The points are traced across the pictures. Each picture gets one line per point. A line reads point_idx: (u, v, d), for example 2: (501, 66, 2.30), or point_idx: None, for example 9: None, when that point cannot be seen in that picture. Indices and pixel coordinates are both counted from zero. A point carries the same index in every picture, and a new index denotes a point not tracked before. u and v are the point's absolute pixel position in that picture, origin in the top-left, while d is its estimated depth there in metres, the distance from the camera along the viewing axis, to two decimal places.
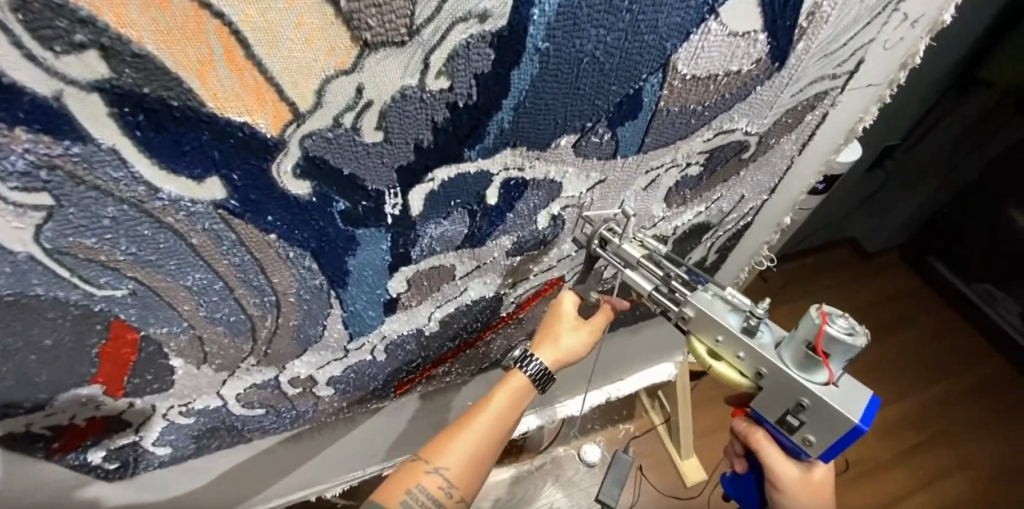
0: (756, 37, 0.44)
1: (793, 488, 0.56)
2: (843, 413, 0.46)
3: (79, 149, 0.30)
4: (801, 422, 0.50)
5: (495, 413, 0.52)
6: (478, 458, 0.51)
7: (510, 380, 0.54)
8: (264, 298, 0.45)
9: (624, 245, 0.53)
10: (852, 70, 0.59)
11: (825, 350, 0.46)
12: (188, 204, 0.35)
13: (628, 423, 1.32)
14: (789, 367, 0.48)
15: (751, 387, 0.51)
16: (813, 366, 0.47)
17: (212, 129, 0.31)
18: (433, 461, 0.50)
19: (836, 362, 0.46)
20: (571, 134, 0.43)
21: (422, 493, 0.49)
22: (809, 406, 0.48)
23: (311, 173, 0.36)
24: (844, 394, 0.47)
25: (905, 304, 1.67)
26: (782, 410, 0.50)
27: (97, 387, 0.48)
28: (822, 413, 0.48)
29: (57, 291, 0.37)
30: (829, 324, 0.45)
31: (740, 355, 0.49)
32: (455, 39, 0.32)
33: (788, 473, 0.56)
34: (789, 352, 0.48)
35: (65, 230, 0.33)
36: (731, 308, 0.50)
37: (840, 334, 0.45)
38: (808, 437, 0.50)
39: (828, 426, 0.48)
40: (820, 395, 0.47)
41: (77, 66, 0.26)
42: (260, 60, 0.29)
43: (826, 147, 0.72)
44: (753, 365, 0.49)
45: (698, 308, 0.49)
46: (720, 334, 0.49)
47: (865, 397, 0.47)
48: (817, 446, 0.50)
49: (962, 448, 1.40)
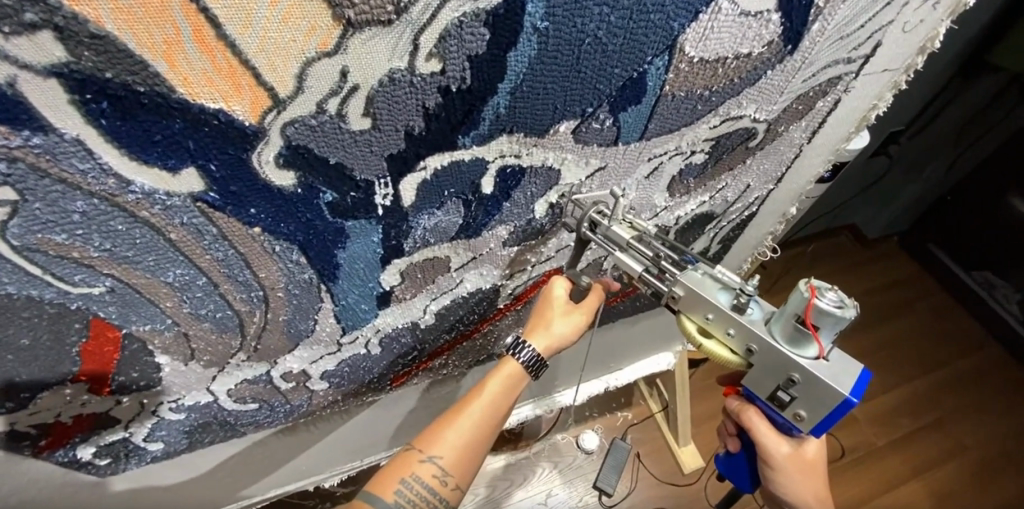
0: (768, 18, 0.42)
1: (781, 461, 0.55)
2: (832, 387, 0.45)
3: (40, 140, 0.27)
4: (792, 398, 0.49)
5: (488, 401, 0.50)
6: (473, 446, 0.50)
7: (502, 368, 0.52)
8: (251, 293, 0.43)
9: (614, 227, 0.50)
10: (868, 54, 0.57)
11: (815, 323, 0.44)
12: (163, 197, 0.33)
13: (626, 410, 1.32)
14: (778, 341, 0.46)
15: (741, 364, 0.50)
16: (803, 340, 0.45)
17: (185, 116, 0.29)
18: (427, 450, 0.48)
19: (825, 335, 0.45)
20: (571, 119, 0.41)
21: (416, 482, 0.48)
22: (800, 381, 0.47)
23: (295, 163, 0.34)
24: (834, 368, 0.45)
25: (903, 290, 1.67)
26: (772, 385, 0.49)
27: (81, 385, 0.46)
28: (813, 387, 0.46)
29: (31, 289, 0.35)
30: (818, 298, 0.43)
31: (729, 332, 0.48)
32: (447, 17, 0.30)
33: (776, 447, 0.55)
34: (779, 328, 0.46)
35: (32, 226, 0.31)
36: (721, 286, 0.48)
37: (829, 307, 0.43)
38: (799, 412, 0.49)
39: (820, 401, 0.47)
40: (811, 369, 0.45)
41: (30, 49, 0.24)
42: (233, 41, 0.27)
43: (838, 135, 0.70)
44: (743, 342, 0.48)
45: (687, 287, 0.48)
46: (710, 313, 0.48)
47: (855, 370, 0.46)
48: (809, 421, 0.49)
49: (958, 434, 1.41)
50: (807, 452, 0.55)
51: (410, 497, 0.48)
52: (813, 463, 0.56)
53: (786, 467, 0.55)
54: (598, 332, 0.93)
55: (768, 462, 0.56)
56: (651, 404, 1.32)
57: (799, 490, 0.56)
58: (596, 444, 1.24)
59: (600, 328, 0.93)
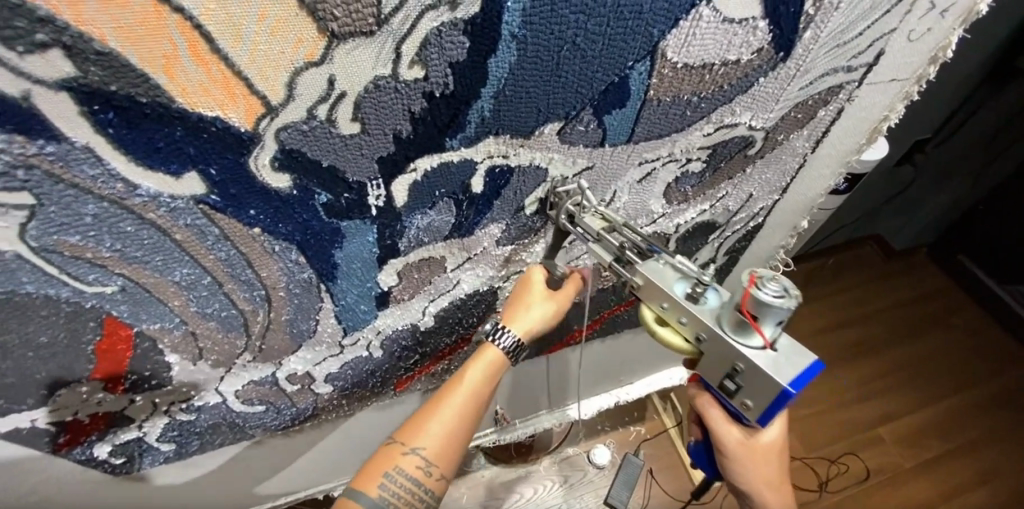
0: (755, 24, 0.42)
1: (732, 448, 0.54)
2: (771, 377, 0.43)
3: (54, 148, 0.30)
4: (738, 386, 0.47)
5: (470, 389, 0.50)
6: (455, 437, 0.49)
7: (482, 355, 0.52)
8: (254, 292, 0.44)
9: (585, 218, 0.50)
10: (872, 63, 0.56)
11: (755, 314, 0.42)
12: (168, 200, 0.35)
13: (639, 424, 1.29)
14: (725, 331, 0.44)
15: (693, 353, 0.48)
16: (745, 331, 0.43)
17: (185, 124, 0.31)
18: (410, 442, 0.48)
19: (770, 326, 0.43)
20: (555, 122, 0.42)
21: (400, 475, 0.48)
22: (744, 370, 0.45)
23: (291, 167, 0.35)
24: (779, 358, 0.44)
25: (933, 305, 1.60)
26: (719, 373, 0.47)
27: (97, 383, 0.49)
28: (757, 377, 0.44)
29: (48, 289, 0.37)
30: (756, 288, 0.42)
31: (682, 320, 0.47)
32: (426, 27, 0.31)
33: (727, 434, 0.54)
34: (726, 317, 0.44)
35: (49, 228, 0.34)
36: (680, 275, 0.47)
37: (769, 298, 0.41)
38: (745, 401, 0.47)
39: (763, 391, 0.45)
40: (752, 358, 0.44)
41: (42, 66, 0.26)
42: (225, 54, 0.29)
43: (848, 146, 0.69)
44: (695, 331, 0.46)
45: (645, 275, 0.46)
46: (664, 301, 0.46)
47: (803, 362, 0.44)
48: (755, 413, 0.47)
49: (994, 459, 1.33)
50: (761, 441, 0.53)
51: (395, 490, 0.48)
52: (768, 451, 0.54)
53: (737, 454, 0.54)
54: (604, 340, 0.91)
55: (721, 449, 0.55)
56: (665, 419, 1.29)
57: (754, 480, 0.55)
58: (608, 459, 1.21)
59: (606, 338, 0.91)
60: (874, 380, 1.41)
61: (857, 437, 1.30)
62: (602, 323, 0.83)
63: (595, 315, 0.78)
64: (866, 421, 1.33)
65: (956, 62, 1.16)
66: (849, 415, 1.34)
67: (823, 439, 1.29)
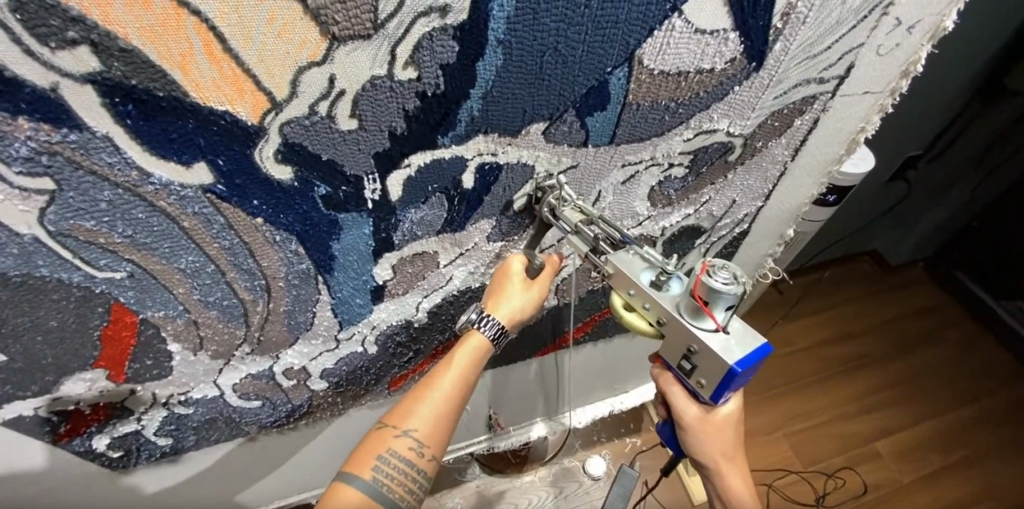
0: (726, 36, 0.45)
1: (691, 422, 0.57)
2: (719, 356, 0.46)
3: (76, 136, 0.33)
4: (694, 366, 0.50)
5: (459, 369, 0.52)
6: (445, 419, 0.51)
7: (468, 340, 0.54)
8: (254, 282, 0.47)
9: (563, 210, 0.52)
10: (843, 75, 0.59)
11: (706, 299, 0.45)
12: (178, 188, 0.37)
13: (635, 435, 1.27)
14: (682, 315, 0.47)
15: (655, 335, 0.52)
16: (699, 314, 0.46)
17: (197, 117, 0.34)
18: (401, 425, 0.50)
19: (721, 311, 0.46)
20: (541, 121, 0.45)
21: (393, 457, 0.49)
22: (697, 352, 0.48)
23: (292, 159, 0.38)
24: (729, 340, 0.46)
25: (929, 319, 1.61)
26: (677, 354, 0.50)
27: (100, 371, 0.50)
28: (708, 358, 0.47)
29: (61, 272, 0.40)
30: (707, 276, 0.44)
31: (647, 306, 0.49)
32: (418, 32, 0.34)
33: (685, 409, 0.56)
34: (683, 303, 0.47)
35: (66, 213, 0.36)
36: (646, 264, 0.49)
37: (719, 285, 0.44)
38: (700, 380, 0.50)
39: (713, 370, 0.48)
40: (704, 340, 0.46)
41: (71, 60, 0.29)
42: (236, 53, 0.32)
43: (826, 156, 0.71)
44: (656, 315, 0.49)
45: (615, 265, 0.49)
46: (630, 288, 0.49)
47: (751, 344, 0.46)
48: (709, 391, 0.50)
49: (994, 475, 1.32)
50: (717, 416, 0.56)
51: (388, 472, 0.49)
52: (727, 427, 0.57)
53: (695, 428, 0.57)
54: (598, 344, 0.93)
55: (680, 423, 0.58)
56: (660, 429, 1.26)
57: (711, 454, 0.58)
58: (603, 470, 1.19)
59: (600, 342, 0.92)
60: (872, 393, 1.41)
61: (854, 451, 1.30)
62: (593, 326, 0.84)
63: (585, 318, 0.80)
64: (864, 435, 1.33)
65: (944, 80, 1.18)
66: (847, 429, 1.33)
67: (820, 452, 1.29)
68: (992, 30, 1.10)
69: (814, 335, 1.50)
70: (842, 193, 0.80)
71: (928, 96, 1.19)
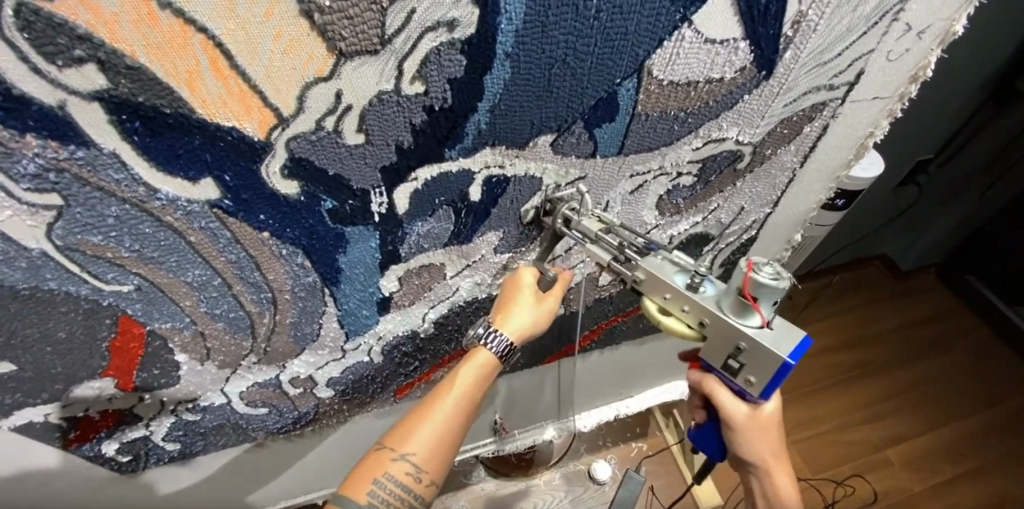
0: (736, 45, 0.44)
1: (741, 422, 0.54)
2: (773, 351, 0.44)
3: (83, 153, 0.33)
4: (741, 365, 0.48)
5: (461, 391, 0.52)
6: (444, 442, 0.51)
7: (473, 358, 0.54)
8: (260, 295, 0.47)
9: (582, 220, 0.52)
10: (853, 81, 0.58)
11: (754, 295, 0.44)
12: (184, 204, 0.37)
13: (641, 441, 1.26)
14: (727, 314, 0.46)
15: (696, 339, 0.50)
16: (746, 311, 0.45)
17: (203, 133, 0.34)
18: (399, 448, 0.49)
19: (767, 305, 0.44)
20: (549, 133, 0.44)
21: (389, 481, 0.49)
22: (747, 349, 0.46)
23: (298, 174, 0.38)
24: (777, 334, 0.45)
25: (941, 326, 1.58)
26: (722, 355, 0.48)
27: (109, 380, 0.51)
28: (758, 355, 0.46)
29: (69, 286, 0.40)
30: (754, 271, 0.43)
31: (684, 308, 0.48)
32: (426, 47, 0.34)
33: (734, 409, 0.54)
34: (727, 301, 0.46)
35: (74, 228, 0.36)
36: (678, 268, 0.49)
37: (766, 279, 0.43)
38: (748, 378, 0.49)
39: (764, 366, 0.46)
40: (755, 337, 0.45)
41: (78, 78, 0.29)
42: (243, 70, 0.32)
43: (835, 162, 0.70)
44: (697, 316, 0.48)
45: (647, 270, 0.48)
46: (667, 291, 0.48)
47: (798, 336, 0.45)
48: (758, 387, 0.49)
49: (1008, 483, 1.30)
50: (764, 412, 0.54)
51: (384, 496, 0.49)
52: (772, 424, 0.55)
53: (744, 427, 0.54)
54: (607, 351, 0.92)
55: (728, 424, 0.55)
56: (668, 436, 1.26)
57: (757, 453, 0.56)
58: (609, 475, 1.18)
59: (608, 348, 0.92)
60: (882, 401, 1.39)
61: (864, 458, 1.28)
62: (600, 334, 0.84)
63: (592, 325, 0.79)
64: (874, 442, 1.31)
65: (958, 83, 1.15)
66: (856, 436, 1.32)
67: (829, 460, 1.27)
68: (1006, 32, 1.08)
69: (823, 341, 1.49)
70: (851, 198, 0.78)
71: (940, 99, 1.17)
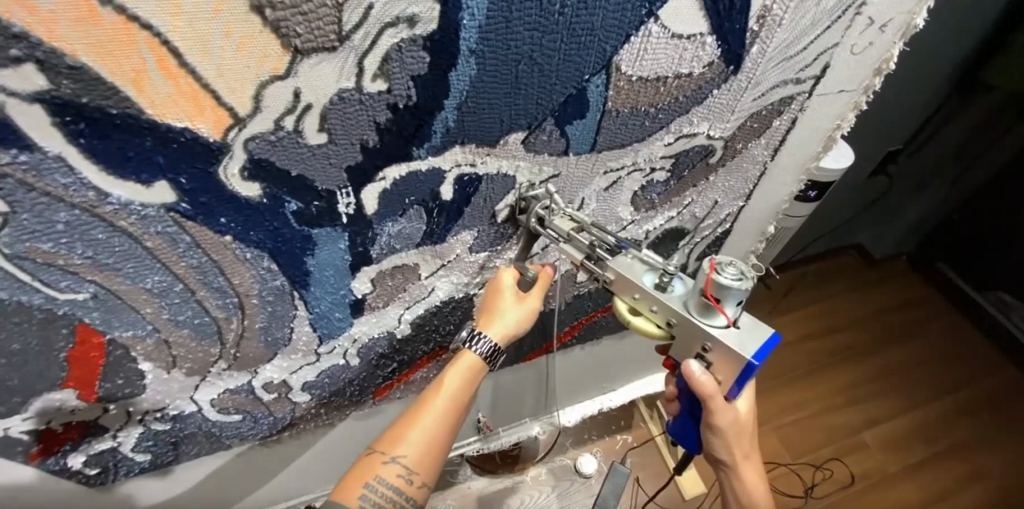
0: (703, 40, 0.45)
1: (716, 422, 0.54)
2: (736, 351, 0.45)
3: (26, 157, 0.31)
4: (708, 364, 0.49)
5: (451, 393, 0.51)
6: (435, 444, 0.50)
7: (460, 361, 0.53)
8: (226, 300, 0.45)
9: (554, 219, 0.51)
10: (819, 75, 0.58)
11: (717, 296, 0.44)
12: (139, 208, 0.36)
13: (627, 434, 1.27)
14: (692, 315, 0.46)
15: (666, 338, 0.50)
16: (710, 312, 0.45)
17: (155, 134, 0.32)
18: (390, 451, 0.49)
19: (732, 306, 0.45)
20: (519, 131, 0.44)
21: (382, 485, 0.48)
22: (712, 349, 0.47)
23: (259, 176, 0.37)
24: (742, 334, 0.46)
25: (913, 311, 1.62)
26: (689, 354, 0.49)
27: (70, 391, 0.49)
28: (724, 354, 0.47)
29: (21, 295, 0.38)
30: (717, 273, 0.44)
31: (653, 309, 0.48)
32: (387, 43, 0.33)
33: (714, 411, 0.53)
34: (692, 302, 0.46)
35: (21, 235, 0.35)
36: (648, 268, 0.49)
37: (729, 281, 0.43)
38: (716, 376, 0.50)
39: (729, 365, 0.47)
40: (719, 337, 0.46)
41: (16, 79, 0.28)
42: (193, 68, 0.30)
43: (805, 154, 0.71)
44: (665, 316, 0.48)
45: (617, 271, 0.48)
46: (635, 292, 0.48)
47: (763, 334, 0.46)
48: (725, 387, 0.50)
49: (978, 461, 1.34)
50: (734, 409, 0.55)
51: (376, 499, 0.48)
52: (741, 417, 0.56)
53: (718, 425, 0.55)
54: (591, 345, 0.93)
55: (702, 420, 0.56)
56: (652, 427, 1.26)
57: (730, 449, 0.58)
58: (595, 468, 1.19)
59: (592, 343, 0.92)
60: (858, 385, 1.43)
61: (842, 442, 1.32)
62: (580, 330, 0.84)
63: (571, 322, 0.79)
64: (851, 426, 1.35)
65: (925, 76, 1.18)
66: (833, 420, 1.35)
67: (808, 445, 1.30)
68: (971, 23, 1.10)
69: (801, 329, 1.51)
70: (824, 189, 0.80)
71: (909, 91, 1.20)
